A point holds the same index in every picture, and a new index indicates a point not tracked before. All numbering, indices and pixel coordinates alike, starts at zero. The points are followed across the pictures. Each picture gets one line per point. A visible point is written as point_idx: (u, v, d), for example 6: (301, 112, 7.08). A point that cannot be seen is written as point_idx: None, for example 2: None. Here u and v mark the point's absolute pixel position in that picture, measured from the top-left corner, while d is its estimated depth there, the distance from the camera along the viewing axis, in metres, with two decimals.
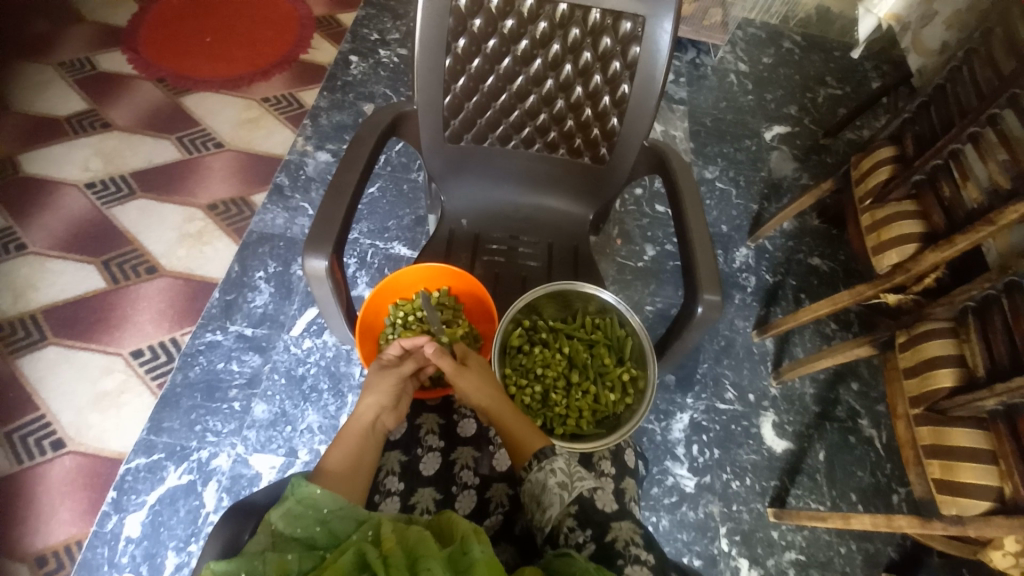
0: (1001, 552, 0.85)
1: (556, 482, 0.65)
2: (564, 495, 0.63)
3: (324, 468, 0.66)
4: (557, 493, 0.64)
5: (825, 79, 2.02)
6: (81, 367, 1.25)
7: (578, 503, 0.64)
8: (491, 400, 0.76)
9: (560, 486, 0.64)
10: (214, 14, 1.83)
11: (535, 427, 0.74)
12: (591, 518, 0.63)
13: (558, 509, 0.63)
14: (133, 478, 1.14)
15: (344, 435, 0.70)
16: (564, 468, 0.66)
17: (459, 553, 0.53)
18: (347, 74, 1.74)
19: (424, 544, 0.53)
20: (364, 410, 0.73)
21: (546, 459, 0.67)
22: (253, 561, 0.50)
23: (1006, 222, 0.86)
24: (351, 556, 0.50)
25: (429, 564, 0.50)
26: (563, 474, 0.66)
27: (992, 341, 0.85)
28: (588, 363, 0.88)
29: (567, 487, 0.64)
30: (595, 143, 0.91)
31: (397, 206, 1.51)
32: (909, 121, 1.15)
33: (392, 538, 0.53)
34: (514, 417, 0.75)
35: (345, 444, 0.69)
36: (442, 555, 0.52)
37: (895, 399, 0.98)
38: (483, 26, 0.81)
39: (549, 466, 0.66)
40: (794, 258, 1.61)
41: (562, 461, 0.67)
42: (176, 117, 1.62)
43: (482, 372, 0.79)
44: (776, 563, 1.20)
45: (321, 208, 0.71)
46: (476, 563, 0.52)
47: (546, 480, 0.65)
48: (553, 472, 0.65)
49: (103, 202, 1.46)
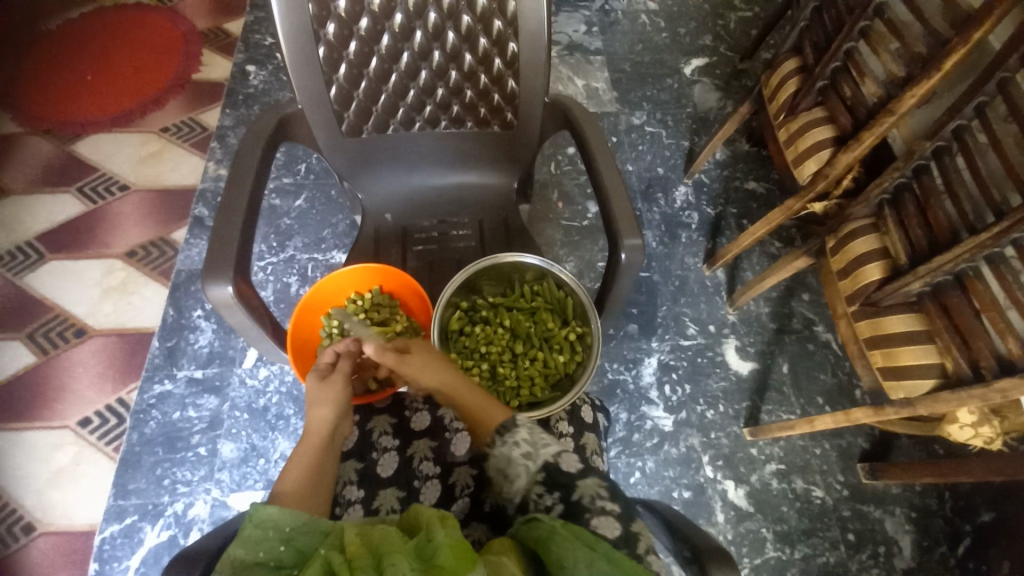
0: (958, 426, 0.86)
1: (520, 452, 0.63)
2: (529, 464, 0.62)
3: (282, 487, 0.63)
4: (522, 463, 0.63)
5: (733, 3, 2.02)
6: (30, 448, 1.17)
7: (544, 470, 0.61)
8: (445, 380, 0.75)
9: (524, 456, 0.63)
10: (87, 48, 1.68)
11: (493, 401, 0.73)
12: (559, 480, 0.60)
13: (525, 479, 0.62)
14: (111, 546, 1.08)
15: (300, 449, 0.69)
16: (528, 438, 0.65)
17: (425, 542, 0.50)
18: (247, 86, 1.64)
19: (388, 543, 0.49)
20: (316, 420, 0.72)
21: (507, 432, 0.65)
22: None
23: (904, 109, 0.88)
24: (318, 565, 0.47)
25: (394, 560, 0.47)
26: (527, 443, 0.64)
27: (908, 227, 0.88)
28: (532, 331, 0.88)
29: (530, 456, 0.63)
30: (500, 109, 0.89)
31: (328, 214, 1.45)
32: (806, 30, 1.16)
33: (356, 542, 0.50)
34: (472, 393, 0.74)
35: (303, 458, 0.67)
36: (408, 548, 0.49)
37: (834, 302, 1.00)
38: (349, 8, 0.77)
39: (512, 438, 0.65)
40: (731, 186, 1.63)
41: (524, 431, 0.65)
42: (71, 166, 1.50)
43: (428, 354, 0.77)
44: (759, 477, 1.26)
45: (215, 233, 0.69)
46: (441, 549, 0.48)
47: (511, 452, 0.64)
48: (517, 443, 0.64)
49: (13, 273, 1.35)
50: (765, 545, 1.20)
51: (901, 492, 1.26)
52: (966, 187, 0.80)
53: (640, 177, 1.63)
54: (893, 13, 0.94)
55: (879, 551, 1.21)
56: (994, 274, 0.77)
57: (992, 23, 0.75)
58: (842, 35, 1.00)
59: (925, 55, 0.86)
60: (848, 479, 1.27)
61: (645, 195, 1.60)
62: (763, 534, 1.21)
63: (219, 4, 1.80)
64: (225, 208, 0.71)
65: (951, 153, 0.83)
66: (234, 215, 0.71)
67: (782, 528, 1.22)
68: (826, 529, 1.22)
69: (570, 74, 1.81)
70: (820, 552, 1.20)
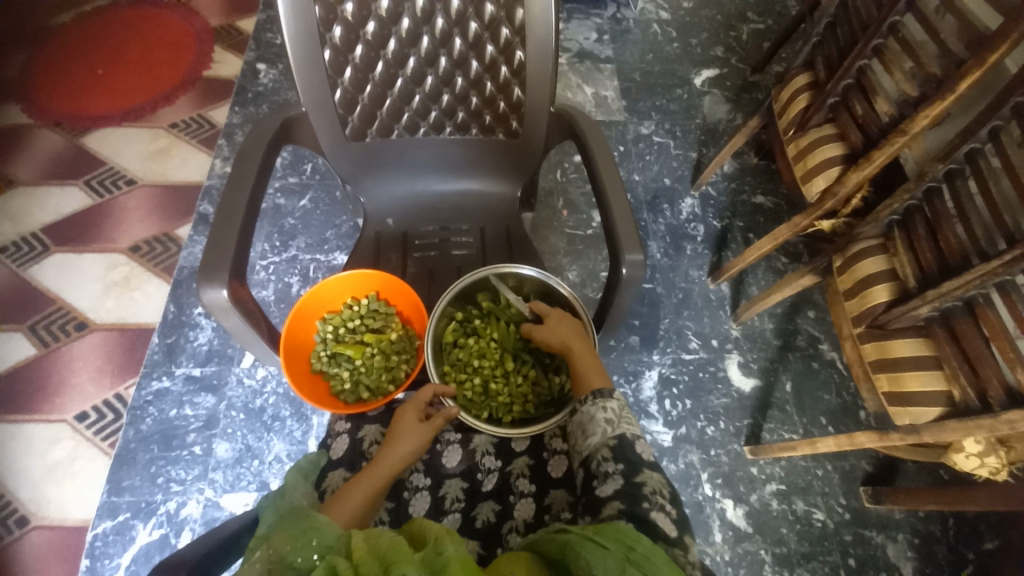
0: (964, 455, 0.84)
1: (604, 418, 0.69)
2: (607, 429, 0.68)
3: (345, 499, 0.63)
4: (602, 425, 0.68)
5: (746, 15, 2.01)
6: (27, 441, 1.18)
7: (618, 440, 0.67)
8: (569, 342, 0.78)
9: (606, 422, 0.69)
10: (100, 43, 1.69)
11: (603, 367, 0.76)
12: (627, 456, 0.65)
13: (599, 439, 0.68)
14: (103, 543, 1.08)
15: (375, 472, 0.66)
16: (615, 410, 0.70)
17: (433, 555, 0.49)
18: (257, 84, 1.64)
19: (395, 549, 0.48)
20: (398, 452, 0.68)
21: (601, 397, 0.71)
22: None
23: (916, 129, 0.86)
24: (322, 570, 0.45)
25: (404, 566, 0.46)
26: (613, 414, 0.70)
27: (918, 249, 0.86)
28: (525, 346, 0.87)
29: (612, 424, 0.68)
30: (505, 117, 0.88)
31: (332, 215, 1.45)
32: (818, 45, 1.14)
33: (363, 549, 0.48)
34: (589, 358, 0.76)
35: (372, 483, 0.65)
36: (415, 557, 0.48)
37: (840, 322, 0.98)
38: (356, 12, 0.76)
39: (602, 403, 0.70)
40: (739, 199, 1.62)
41: (616, 404, 0.70)
42: (80, 160, 1.51)
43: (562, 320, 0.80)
44: (759, 497, 1.24)
45: (212, 236, 0.69)
46: (452, 562, 0.48)
47: (596, 413, 0.70)
48: (604, 408, 0.69)
49: (18, 264, 1.36)
50: (763, 567, 1.18)
51: (903, 516, 1.24)
52: (978, 211, 0.78)
53: (647, 188, 1.62)
54: (908, 31, 0.92)
55: None
56: (1004, 302, 0.75)
57: (1010, 44, 0.74)
58: (854, 52, 0.98)
59: (939, 75, 0.85)
60: (851, 502, 1.24)
61: (651, 206, 1.59)
62: (762, 556, 1.19)
63: (232, 3, 1.81)
64: (226, 209, 0.71)
65: (963, 176, 0.81)
66: (235, 217, 0.70)
67: (782, 551, 1.19)
68: (826, 553, 1.20)
69: (579, 82, 1.80)
70: None
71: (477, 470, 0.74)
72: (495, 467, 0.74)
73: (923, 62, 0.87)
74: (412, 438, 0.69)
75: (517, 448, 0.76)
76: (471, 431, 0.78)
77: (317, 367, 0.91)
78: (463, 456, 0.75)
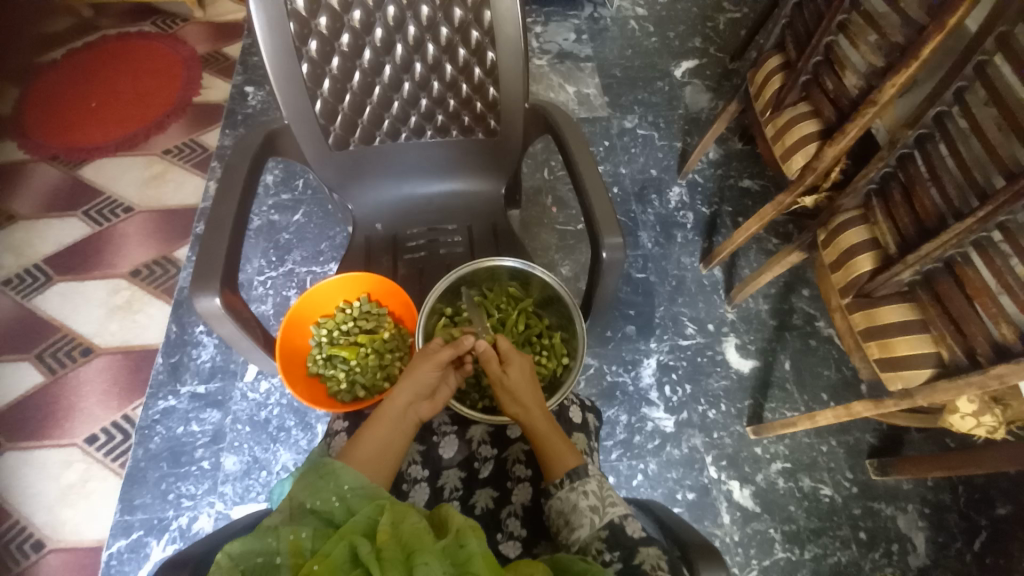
0: (959, 416, 0.85)
1: (588, 504, 0.63)
2: (595, 519, 0.62)
3: (354, 447, 0.68)
4: (587, 515, 0.62)
5: (721, 5, 2.03)
6: (39, 467, 1.20)
7: (609, 529, 0.61)
8: (531, 407, 0.72)
9: (591, 509, 0.63)
10: (92, 77, 1.74)
11: (569, 442, 0.71)
12: (621, 542, 0.60)
13: (587, 531, 0.61)
14: (118, 562, 1.09)
15: (378, 417, 0.70)
16: (597, 491, 0.65)
17: (454, 546, 0.48)
18: (245, 106, 1.68)
19: (417, 538, 0.48)
20: (397, 396, 0.72)
21: (578, 479, 0.65)
22: (266, 539, 0.48)
23: (886, 98, 0.88)
24: (345, 547, 0.46)
25: (426, 559, 0.45)
26: (595, 498, 0.64)
27: (896, 215, 0.88)
28: (512, 331, 0.92)
29: (598, 511, 0.63)
30: (483, 117, 0.91)
31: (326, 227, 1.48)
32: (787, 26, 1.17)
33: (387, 531, 0.48)
34: (549, 429, 0.71)
35: (378, 426, 0.69)
36: (437, 548, 0.47)
37: (828, 295, 0.99)
38: (330, 24, 0.79)
39: (581, 487, 0.65)
40: (726, 184, 1.63)
41: (595, 484, 0.65)
42: (77, 191, 1.55)
43: (525, 378, 0.75)
44: (765, 476, 1.24)
45: (204, 247, 0.72)
46: (473, 556, 0.47)
47: (578, 501, 0.64)
48: (586, 493, 0.64)
49: (22, 295, 1.39)
50: (773, 546, 1.18)
51: (912, 488, 1.24)
52: (950, 172, 0.80)
53: (634, 180, 1.63)
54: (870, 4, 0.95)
55: (892, 549, 1.18)
56: (982, 258, 0.76)
57: (968, 6, 0.75)
58: (821, 29, 1.01)
59: (903, 43, 0.86)
60: (858, 475, 1.24)
61: (639, 197, 1.60)
62: (771, 535, 1.19)
63: (217, 30, 1.86)
64: (215, 224, 0.74)
65: (934, 140, 0.83)
66: (224, 230, 0.73)
67: (791, 528, 1.19)
68: (836, 528, 1.19)
69: (561, 81, 1.82)
70: (831, 552, 1.17)
71: (473, 459, 0.76)
72: (492, 456, 0.77)
73: (886, 33, 0.89)
74: (405, 382, 0.73)
75: (511, 436, 0.79)
76: (467, 422, 0.80)
77: (314, 370, 0.96)
78: (460, 446, 0.77)
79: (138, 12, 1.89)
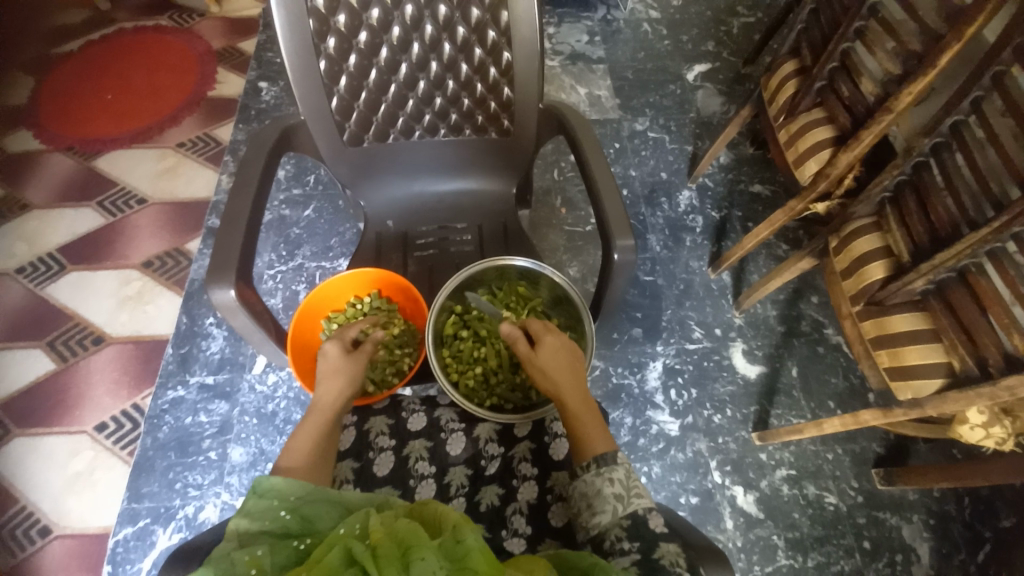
0: (968, 427, 0.84)
1: (612, 492, 0.63)
2: (618, 507, 0.62)
3: (288, 452, 0.66)
4: (611, 503, 0.62)
5: (735, 9, 2.03)
6: (49, 453, 1.21)
7: (631, 519, 0.60)
8: (563, 388, 0.73)
9: (615, 498, 0.62)
10: (109, 69, 1.76)
11: (606, 426, 0.70)
12: (642, 534, 0.59)
13: (609, 518, 0.62)
14: (124, 549, 1.11)
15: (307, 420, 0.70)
16: (624, 479, 0.64)
17: (452, 542, 0.48)
18: (259, 101, 1.69)
19: (413, 534, 0.48)
20: (324, 395, 0.73)
21: (606, 466, 0.65)
22: (226, 563, 0.49)
23: (902, 106, 0.87)
24: (339, 550, 0.46)
25: (423, 554, 0.46)
26: (621, 486, 0.63)
27: (910, 224, 0.88)
28: None
29: (622, 500, 0.62)
30: (497, 116, 0.91)
31: (336, 223, 1.49)
32: (802, 31, 1.17)
33: (378, 531, 0.49)
34: (583, 411, 0.71)
35: (309, 427, 0.69)
36: (434, 544, 0.48)
37: (838, 302, 0.98)
38: (348, 22, 0.80)
39: (607, 474, 0.64)
40: (736, 189, 1.63)
41: (623, 473, 0.64)
42: (92, 182, 1.57)
43: (556, 356, 0.75)
44: (769, 483, 1.23)
45: (218, 240, 0.73)
46: (472, 551, 0.47)
47: (603, 487, 0.64)
48: (611, 481, 0.63)
49: (36, 283, 1.41)
50: (776, 552, 1.17)
51: (918, 498, 1.23)
52: (966, 181, 0.80)
53: (643, 182, 1.63)
54: (888, 11, 0.94)
55: (896, 559, 1.17)
56: (996, 269, 0.76)
57: (987, 15, 0.75)
58: (838, 36, 1.00)
59: (921, 51, 0.86)
60: (863, 484, 1.24)
61: (648, 200, 1.60)
62: (774, 541, 1.18)
63: (233, 25, 1.88)
64: (229, 218, 0.75)
65: (950, 150, 0.83)
66: (238, 224, 0.74)
67: (794, 535, 1.19)
68: (840, 537, 1.19)
69: (573, 83, 1.82)
70: (834, 561, 1.17)
71: (480, 457, 0.76)
72: (499, 454, 0.77)
73: (904, 41, 0.88)
74: (329, 381, 0.75)
75: (519, 434, 0.79)
76: (474, 420, 0.80)
77: None
78: (467, 444, 0.77)
79: (156, 6, 1.91)
